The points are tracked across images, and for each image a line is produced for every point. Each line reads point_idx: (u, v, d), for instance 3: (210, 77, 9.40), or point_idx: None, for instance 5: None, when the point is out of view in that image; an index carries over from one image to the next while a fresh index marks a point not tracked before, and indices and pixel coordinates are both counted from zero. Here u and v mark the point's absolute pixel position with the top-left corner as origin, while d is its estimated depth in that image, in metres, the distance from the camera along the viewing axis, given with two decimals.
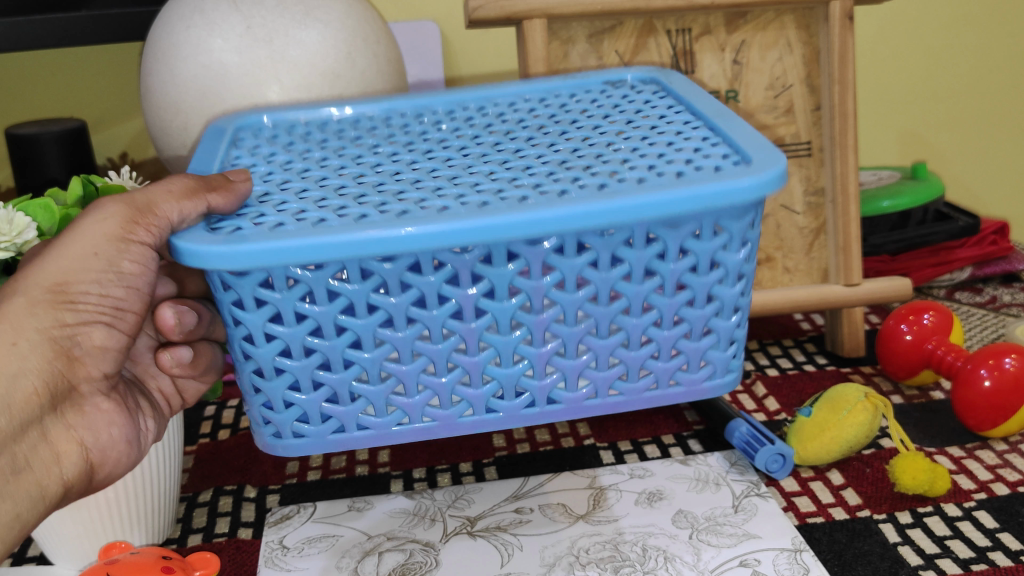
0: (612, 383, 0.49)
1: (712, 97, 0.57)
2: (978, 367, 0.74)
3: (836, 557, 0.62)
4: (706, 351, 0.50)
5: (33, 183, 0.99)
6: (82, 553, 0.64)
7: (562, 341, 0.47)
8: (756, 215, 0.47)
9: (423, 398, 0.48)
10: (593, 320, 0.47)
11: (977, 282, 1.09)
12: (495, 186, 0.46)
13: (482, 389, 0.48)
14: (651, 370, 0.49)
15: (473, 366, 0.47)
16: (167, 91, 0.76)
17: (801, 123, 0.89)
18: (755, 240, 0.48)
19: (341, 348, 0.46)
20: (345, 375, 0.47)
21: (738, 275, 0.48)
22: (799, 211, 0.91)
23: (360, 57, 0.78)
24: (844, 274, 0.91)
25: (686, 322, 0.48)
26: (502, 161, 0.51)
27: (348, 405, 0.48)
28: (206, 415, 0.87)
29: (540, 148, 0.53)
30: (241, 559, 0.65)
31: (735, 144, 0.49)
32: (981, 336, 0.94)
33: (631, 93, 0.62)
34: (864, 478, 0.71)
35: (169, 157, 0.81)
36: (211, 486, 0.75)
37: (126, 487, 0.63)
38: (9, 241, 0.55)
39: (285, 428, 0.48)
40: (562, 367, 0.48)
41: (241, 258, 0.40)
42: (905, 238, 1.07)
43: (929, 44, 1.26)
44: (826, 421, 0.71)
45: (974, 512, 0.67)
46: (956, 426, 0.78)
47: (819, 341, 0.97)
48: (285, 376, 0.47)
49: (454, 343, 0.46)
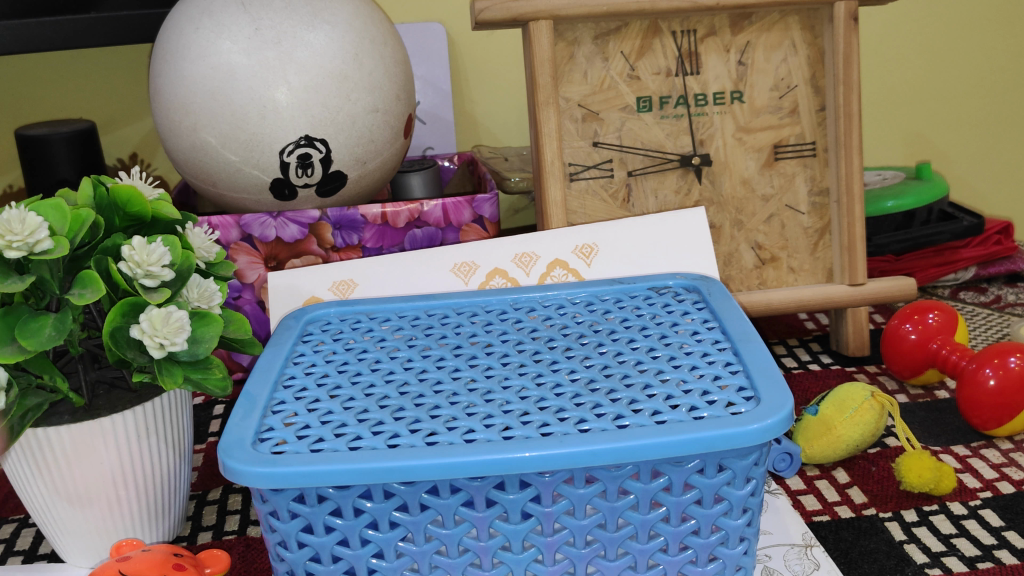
0: (621, 571, 0.50)
1: (745, 317, 0.58)
2: (983, 366, 0.74)
3: (842, 555, 0.62)
4: (716, 547, 0.50)
5: (43, 184, 0.99)
6: (93, 550, 0.64)
7: (570, 501, 0.48)
8: (761, 454, 0.49)
9: (430, 548, 0.49)
10: (601, 483, 0.48)
11: (982, 282, 1.09)
12: (506, 419, 0.49)
13: (490, 542, 0.49)
14: (660, 562, 0.50)
15: (481, 521, 0.48)
16: (176, 92, 0.77)
17: (806, 123, 0.89)
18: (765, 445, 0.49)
19: (352, 496, 0.47)
20: (354, 522, 0.48)
21: (747, 476, 0.49)
22: (804, 211, 0.91)
23: (368, 59, 0.79)
24: (848, 273, 0.91)
25: (694, 519, 0.49)
26: (535, 374, 0.54)
27: (356, 548, 0.48)
28: (215, 414, 0.88)
29: (575, 360, 0.55)
30: (251, 557, 0.66)
31: (751, 377, 0.51)
32: (986, 335, 0.94)
33: (672, 301, 0.63)
34: (870, 476, 0.72)
35: (179, 159, 0.81)
36: (220, 485, 0.76)
37: (138, 485, 0.63)
38: (21, 241, 0.53)
39: (297, 568, 0.49)
40: (570, 554, 0.49)
41: (277, 479, 0.45)
42: (910, 238, 1.08)
43: (933, 46, 1.27)
44: (832, 419, 0.70)
45: (979, 511, 0.67)
46: (961, 424, 0.79)
47: (824, 341, 0.98)
48: (298, 518, 0.48)
49: (462, 499, 0.48)
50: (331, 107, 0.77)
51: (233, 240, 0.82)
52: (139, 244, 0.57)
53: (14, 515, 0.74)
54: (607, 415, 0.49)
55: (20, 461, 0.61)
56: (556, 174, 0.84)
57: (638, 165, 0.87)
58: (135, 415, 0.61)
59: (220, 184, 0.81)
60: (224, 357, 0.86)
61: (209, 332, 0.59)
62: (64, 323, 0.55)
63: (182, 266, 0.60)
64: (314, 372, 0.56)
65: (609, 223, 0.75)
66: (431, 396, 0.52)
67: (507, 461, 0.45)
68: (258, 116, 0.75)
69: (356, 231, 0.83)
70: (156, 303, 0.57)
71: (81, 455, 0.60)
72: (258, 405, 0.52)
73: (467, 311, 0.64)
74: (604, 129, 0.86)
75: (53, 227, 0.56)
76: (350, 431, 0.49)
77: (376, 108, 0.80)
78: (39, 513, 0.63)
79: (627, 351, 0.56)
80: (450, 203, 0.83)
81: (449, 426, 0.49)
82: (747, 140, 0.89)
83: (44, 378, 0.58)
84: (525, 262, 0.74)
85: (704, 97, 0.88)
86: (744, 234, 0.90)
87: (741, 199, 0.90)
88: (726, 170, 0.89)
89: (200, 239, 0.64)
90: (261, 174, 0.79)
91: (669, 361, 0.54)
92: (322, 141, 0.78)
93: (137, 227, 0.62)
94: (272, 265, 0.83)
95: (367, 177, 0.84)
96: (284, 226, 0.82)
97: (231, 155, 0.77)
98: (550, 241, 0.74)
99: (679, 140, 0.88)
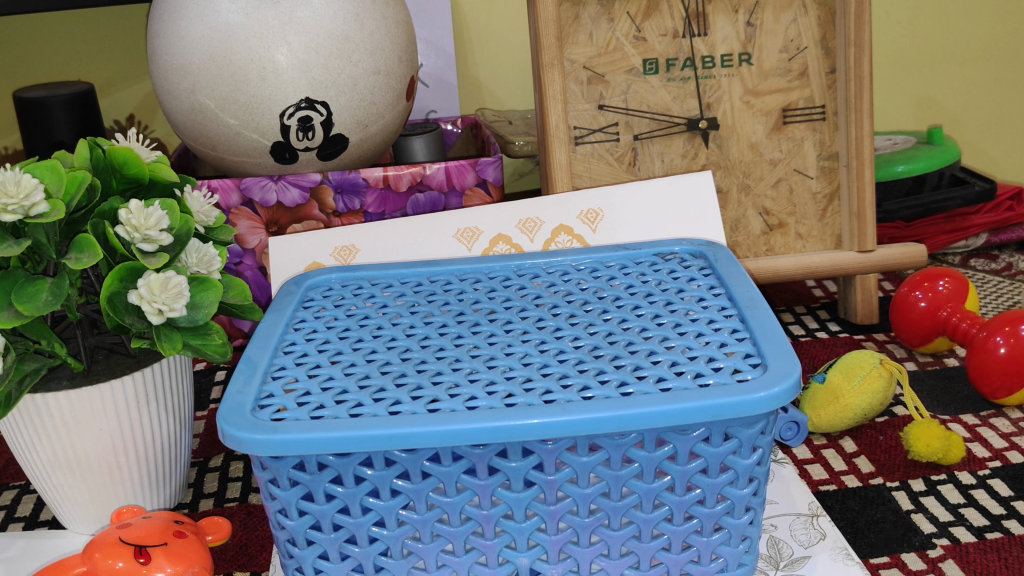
0: (624, 541, 0.49)
1: (752, 283, 0.57)
2: (993, 334, 0.73)
3: (849, 524, 0.62)
4: (721, 517, 0.49)
5: (42, 145, 0.98)
6: (94, 516, 0.64)
7: (572, 469, 0.47)
8: (767, 423, 0.48)
9: (432, 515, 0.48)
10: (603, 452, 0.47)
11: (993, 248, 1.08)
12: (509, 386, 0.48)
13: (492, 510, 0.48)
14: (664, 533, 0.49)
15: (483, 489, 0.47)
16: (174, 52, 0.76)
17: (815, 86, 0.88)
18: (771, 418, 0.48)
19: (352, 465, 0.46)
20: (354, 490, 0.47)
21: (753, 446, 0.48)
22: (812, 176, 0.90)
23: (369, 19, 0.77)
24: (858, 239, 0.90)
25: (700, 489, 0.48)
26: (538, 341, 0.53)
27: (358, 517, 0.48)
28: (217, 380, 0.87)
29: (579, 328, 0.54)
30: (253, 524, 0.66)
31: (757, 344, 0.50)
32: (997, 304, 0.93)
33: (677, 267, 0.62)
34: (877, 445, 0.71)
35: (178, 121, 0.80)
36: (221, 452, 0.76)
37: (138, 453, 0.63)
38: (17, 204, 0.52)
39: (297, 536, 0.48)
40: (573, 523, 0.48)
41: (276, 445, 0.45)
42: (921, 204, 1.06)
43: (946, 7, 1.24)
44: (840, 387, 0.70)
45: (988, 480, 0.66)
46: (971, 393, 0.78)
47: (831, 308, 0.97)
48: (299, 486, 0.47)
49: (463, 466, 0.47)
50: (333, 69, 0.76)
51: (234, 205, 0.81)
52: (137, 208, 0.56)
53: (15, 481, 0.74)
54: (610, 381, 0.48)
55: (21, 427, 0.60)
56: (561, 138, 0.83)
57: (644, 128, 0.86)
58: (135, 381, 0.60)
59: (220, 148, 0.80)
60: (225, 323, 0.85)
61: (209, 297, 0.58)
62: (61, 288, 0.55)
63: (181, 230, 0.59)
64: (314, 338, 0.55)
65: (615, 188, 0.74)
66: (433, 362, 0.51)
67: (509, 429, 0.45)
68: (258, 77, 0.74)
69: (358, 196, 0.82)
70: (154, 267, 0.56)
71: (80, 421, 0.60)
72: (258, 370, 0.51)
73: (470, 278, 0.62)
74: (610, 91, 0.85)
75: (49, 189, 0.55)
76: (351, 397, 0.48)
77: (379, 70, 0.78)
78: (38, 479, 0.63)
79: (632, 318, 0.55)
80: (452, 167, 0.82)
81: (451, 393, 0.48)
82: (755, 103, 0.87)
83: (42, 342, 0.57)
84: (529, 227, 0.73)
85: (711, 60, 0.86)
86: (751, 199, 0.89)
87: (748, 162, 0.88)
88: (733, 134, 0.88)
89: (198, 203, 0.63)
90: (261, 137, 0.78)
91: (674, 328, 0.53)
92: (323, 103, 0.77)
93: (135, 190, 0.61)
94: (274, 231, 0.82)
95: (369, 140, 0.82)
96: (285, 190, 0.80)
97: (230, 118, 0.76)
98: (554, 206, 0.73)
99: (685, 103, 0.86)
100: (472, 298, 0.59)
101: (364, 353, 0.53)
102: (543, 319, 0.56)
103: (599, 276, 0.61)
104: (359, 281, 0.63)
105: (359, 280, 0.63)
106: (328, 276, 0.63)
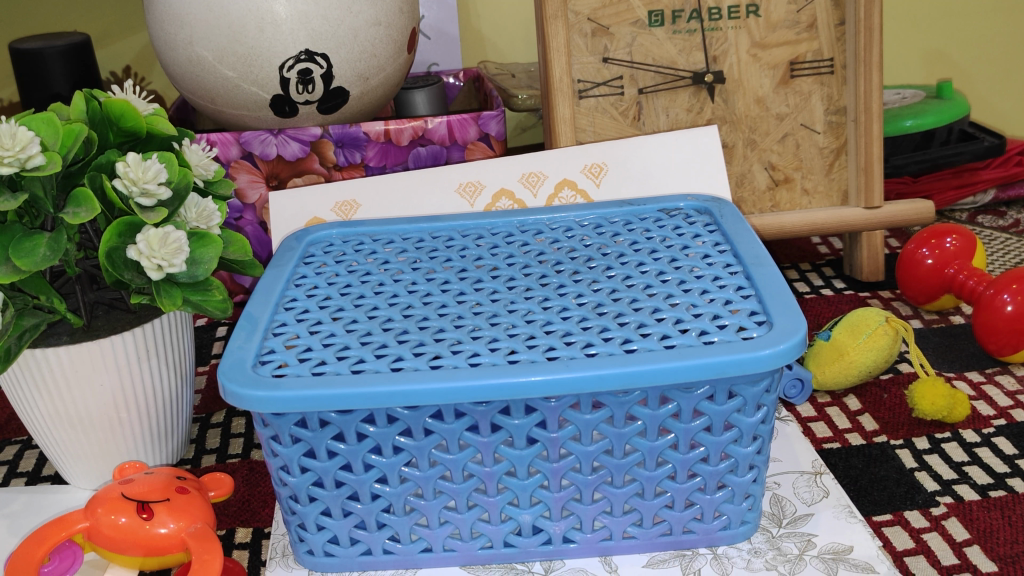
0: (627, 498, 0.49)
1: (758, 239, 0.57)
2: (1000, 292, 0.72)
3: (852, 482, 0.62)
4: (724, 476, 0.49)
5: (38, 97, 0.97)
6: (96, 471, 0.64)
7: (575, 426, 0.47)
8: (773, 381, 0.47)
9: (435, 472, 0.48)
10: (607, 409, 0.47)
11: (1001, 205, 1.08)
12: (511, 343, 0.47)
13: (495, 467, 0.48)
14: (668, 490, 0.49)
15: (485, 446, 0.47)
16: (171, 3, 0.74)
17: (824, 38, 0.86)
18: (776, 375, 0.47)
19: (353, 422, 0.46)
20: (356, 447, 0.47)
21: (758, 404, 0.48)
22: (819, 131, 0.88)
23: None
24: (864, 195, 0.89)
25: (704, 447, 0.48)
26: (541, 298, 0.52)
27: (360, 474, 0.47)
28: (218, 336, 0.87)
29: (583, 284, 0.54)
30: (255, 480, 0.66)
31: (762, 301, 0.50)
32: (1004, 261, 0.93)
33: (683, 223, 0.61)
34: (881, 403, 0.71)
35: (176, 73, 0.79)
36: (223, 408, 0.76)
37: (138, 409, 0.63)
38: (12, 156, 0.51)
39: (300, 492, 0.48)
40: (576, 480, 0.48)
41: (276, 402, 0.44)
42: (928, 159, 1.04)
43: None
44: (844, 345, 0.70)
45: (993, 439, 0.66)
46: (977, 351, 0.77)
47: (837, 264, 0.96)
48: (301, 443, 0.47)
49: (466, 424, 0.47)
50: (332, 21, 0.74)
51: (234, 159, 0.80)
52: (134, 161, 0.55)
53: (16, 437, 0.74)
54: (614, 339, 0.48)
55: (22, 382, 0.60)
56: (564, 91, 0.82)
57: (649, 82, 0.85)
58: (135, 336, 0.60)
59: (219, 100, 0.78)
60: (225, 279, 0.85)
61: (209, 252, 0.58)
62: (59, 243, 0.54)
63: (180, 183, 0.59)
64: (316, 294, 0.54)
65: (618, 142, 0.73)
66: (435, 319, 0.51)
67: (512, 386, 0.44)
68: (256, 29, 0.73)
69: (358, 150, 0.81)
70: (153, 222, 0.55)
71: (81, 377, 0.59)
72: (259, 326, 0.50)
73: (472, 234, 0.62)
74: (614, 44, 0.83)
75: (45, 142, 0.54)
76: (353, 353, 0.48)
77: (379, 22, 0.77)
78: (40, 435, 0.63)
79: (636, 275, 0.54)
80: (454, 121, 0.81)
81: (454, 349, 0.47)
82: (762, 56, 0.86)
83: (41, 298, 0.56)
84: (532, 182, 0.72)
85: (717, 12, 0.84)
86: (756, 154, 0.88)
87: (755, 117, 0.87)
88: (739, 88, 0.86)
89: (196, 156, 0.62)
90: (260, 90, 0.76)
91: (679, 286, 0.53)
92: (323, 55, 0.75)
93: (132, 143, 0.60)
94: (274, 184, 0.81)
95: (369, 93, 0.81)
96: (285, 144, 0.79)
97: (228, 69, 0.75)
98: (557, 160, 0.72)
99: (690, 56, 0.85)
100: (474, 255, 0.58)
101: (366, 309, 0.52)
102: (546, 276, 0.55)
103: (603, 233, 0.61)
104: (359, 236, 0.62)
105: (359, 236, 0.62)
106: (326, 232, 0.62)
